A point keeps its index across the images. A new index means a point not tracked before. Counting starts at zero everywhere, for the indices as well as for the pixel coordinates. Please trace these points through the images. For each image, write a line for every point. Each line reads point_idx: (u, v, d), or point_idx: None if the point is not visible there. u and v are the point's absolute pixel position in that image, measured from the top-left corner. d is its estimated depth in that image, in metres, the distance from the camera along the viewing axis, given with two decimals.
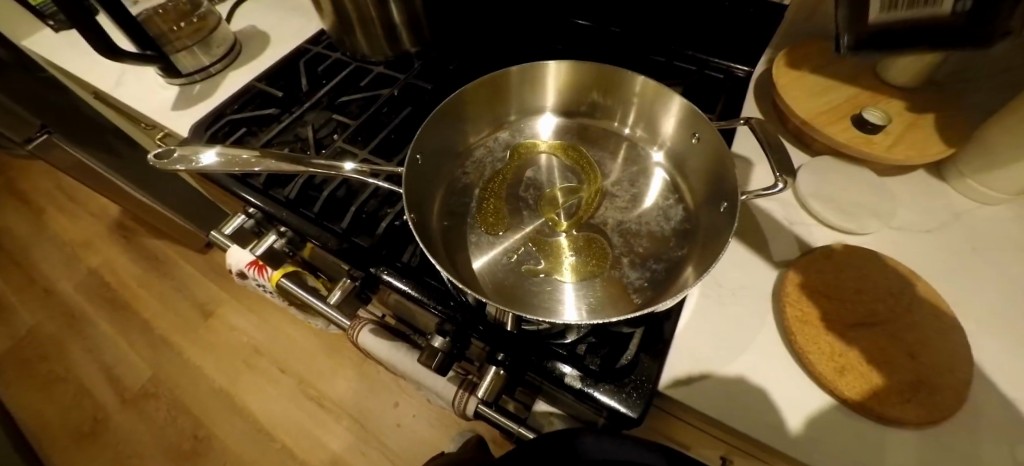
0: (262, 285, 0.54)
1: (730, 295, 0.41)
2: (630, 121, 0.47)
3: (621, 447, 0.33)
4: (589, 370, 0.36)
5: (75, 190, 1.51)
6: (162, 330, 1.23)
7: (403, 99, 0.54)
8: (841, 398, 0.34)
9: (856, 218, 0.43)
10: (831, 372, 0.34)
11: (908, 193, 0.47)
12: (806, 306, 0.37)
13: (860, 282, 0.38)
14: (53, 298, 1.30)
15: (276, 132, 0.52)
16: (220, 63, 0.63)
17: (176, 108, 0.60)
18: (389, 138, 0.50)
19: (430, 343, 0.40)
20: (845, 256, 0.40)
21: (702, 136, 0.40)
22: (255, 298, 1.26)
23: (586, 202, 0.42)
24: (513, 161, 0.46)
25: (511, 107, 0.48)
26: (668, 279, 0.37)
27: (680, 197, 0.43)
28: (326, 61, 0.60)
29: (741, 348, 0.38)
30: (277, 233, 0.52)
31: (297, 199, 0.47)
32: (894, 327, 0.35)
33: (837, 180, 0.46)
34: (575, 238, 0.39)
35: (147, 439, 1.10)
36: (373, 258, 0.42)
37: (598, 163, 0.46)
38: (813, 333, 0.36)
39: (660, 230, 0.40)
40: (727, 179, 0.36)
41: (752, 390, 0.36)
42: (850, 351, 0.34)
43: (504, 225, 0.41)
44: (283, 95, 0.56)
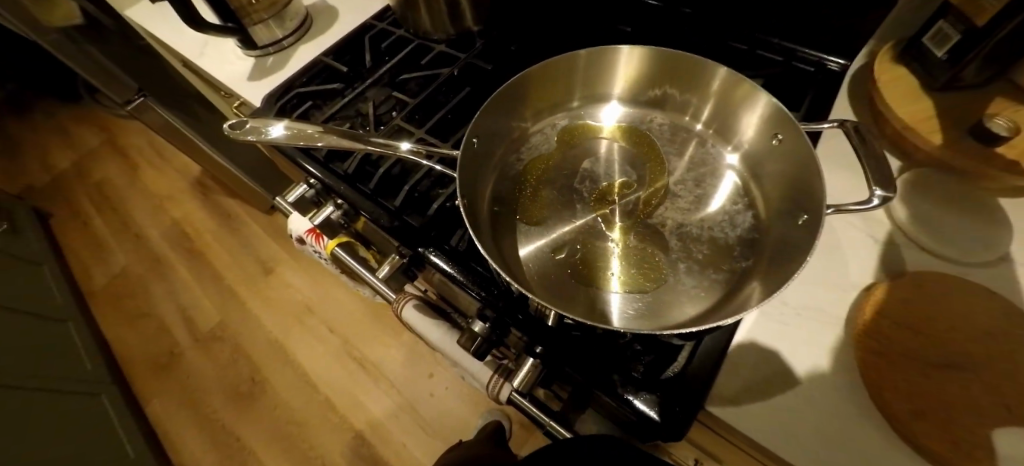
0: (318, 251, 0.57)
1: (796, 314, 0.37)
2: (701, 115, 0.44)
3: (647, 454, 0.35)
4: (631, 376, 0.34)
5: (164, 147, 1.66)
6: (229, 281, 1.35)
7: (462, 79, 0.54)
8: (916, 446, 0.30)
9: (958, 245, 0.38)
10: (906, 414, 0.30)
11: None
12: (885, 339, 0.33)
13: (957, 317, 0.33)
14: (143, 244, 1.46)
15: (339, 106, 0.53)
16: (292, 36, 0.66)
17: (252, 78, 0.64)
18: (446, 118, 0.49)
19: (470, 327, 0.41)
20: (941, 285, 0.35)
21: (785, 137, 0.36)
22: (310, 261, 1.33)
23: (645, 199, 0.40)
24: (570, 151, 0.44)
25: (574, 94, 0.46)
26: (729, 290, 0.34)
27: (749, 203, 0.39)
28: (389, 37, 0.60)
29: (803, 373, 0.35)
30: (334, 204, 0.54)
31: (355, 174, 0.48)
32: (990, 371, 0.31)
33: (941, 197, 0.40)
34: (628, 238, 0.38)
35: (212, 377, 1.22)
36: (422, 238, 0.43)
37: (660, 159, 0.43)
38: (890, 370, 0.32)
39: (723, 237, 0.37)
40: (811, 188, 0.33)
41: (811, 421, 0.33)
42: (932, 394, 0.31)
43: (555, 216, 0.40)
44: (347, 69, 0.57)
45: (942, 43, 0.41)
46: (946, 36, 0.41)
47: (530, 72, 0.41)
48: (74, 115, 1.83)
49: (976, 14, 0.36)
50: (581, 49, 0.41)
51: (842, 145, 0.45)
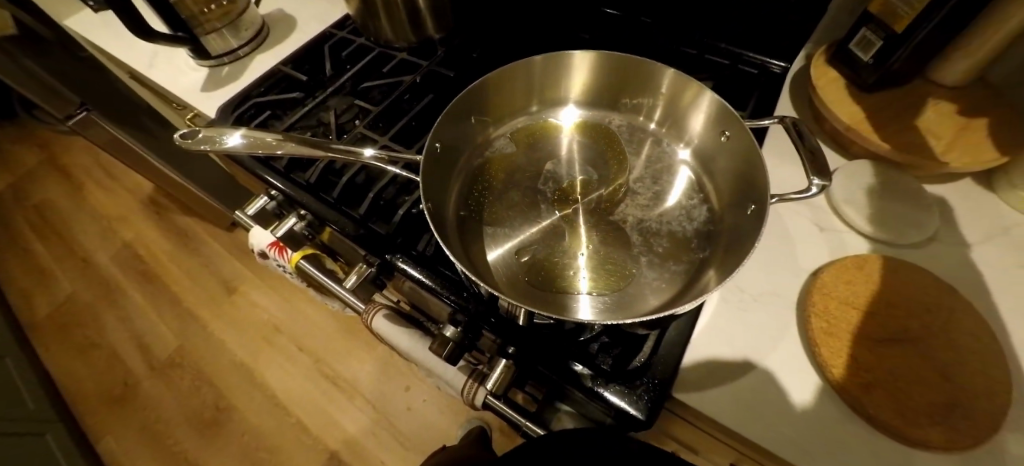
0: (282, 265, 0.56)
1: (751, 300, 0.39)
2: (656, 116, 0.45)
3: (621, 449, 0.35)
4: (601, 369, 0.35)
5: (112, 165, 1.57)
6: (188, 303, 1.28)
7: (425, 86, 0.53)
8: (865, 416, 0.32)
9: (891, 228, 0.41)
10: (855, 387, 0.33)
11: (956, 201, 0.44)
12: (833, 318, 0.36)
13: (893, 295, 0.36)
14: (91, 268, 1.37)
15: (299, 115, 0.52)
16: (248, 46, 0.64)
17: (205, 89, 0.62)
18: (410, 125, 0.49)
19: (442, 332, 0.40)
20: (878, 265, 0.38)
21: (732, 134, 0.38)
22: (276, 277, 1.29)
23: (606, 197, 0.41)
24: (533, 153, 0.45)
25: (533, 97, 0.47)
26: (688, 281, 0.35)
27: (704, 196, 0.41)
28: (349, 46, 0.59)
29: (762, 357, 0.36)
30: (297, 215, 0.52)
31: (317, 183, 0.47)
32: (926, 345, 0.34)
33: (876, 186, 0.43)
34: (591, 235, 0.39)
35: (172, 407, 1.15)
36: (389, 245, 0.42)
37: (620, 157, 0.44)
38: (839, 348, 0.34)
39: (681, 231, 0.39)
40: (757, 180, 0.35)
41: (772, 401, 0.35)
42: (877, 367, 0.33)
43: (520, 217, 0.40)
44: (307, 79, 0.56)
45: (867, 48, 0.45)
46: (870, 42, 0.44)
47: (491, 77, 0.41)
48: (8, 134, 1.70)
49: (894, 21, 0.41)
50: (538, 55, 0.42)
51: (787, 139, 0.48)
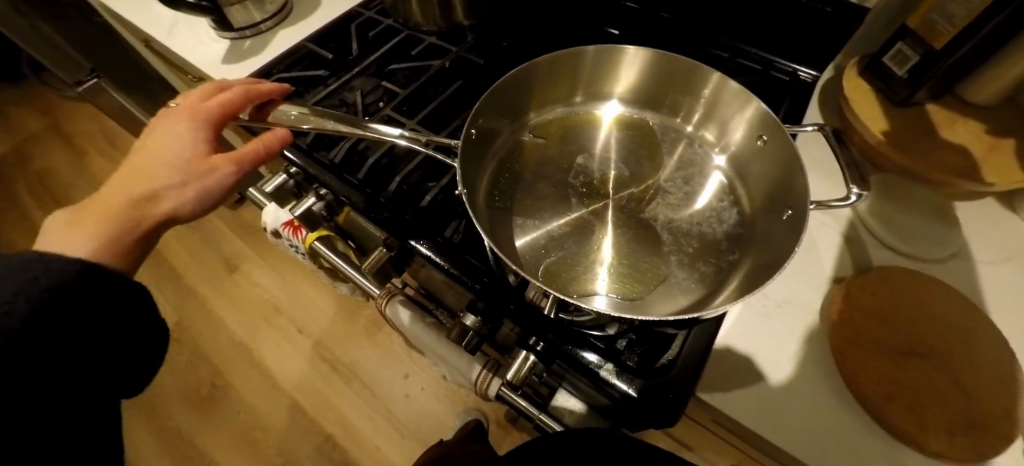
0: (295, 245, 0.56)
1: (775, 306, 0.39)
2: (692, 119, 0.45)
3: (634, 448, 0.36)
4: (627, 365, 0.35)
5: (116, 135, 1.55)
6: (189, 278, 1.27)
7: (453, 71, 0.52)
8: (888, 424, 0.33)
9: (916, 243, 0.41)
10: (877, 395, 0.33)
11: (978, 220, 0.45)
12: (856, 327, 0.36)
13: (916, 308, 0.36)
14: None
15: (323, 95, 0.51)
16: (271, 20, 0.63)
17: (226, 61, 0.61)
18: (436, 111, 0.48)
19: (462, 321, 0.40)
20: (902, 279, 0.38)
21: (768, 139, 0.38)
22: (279, 258, 1.28)
23: (638, 195, 0.41)
24: (566, 145, 0.45)
25: (576, 90, 0.47)
26: (716, 284, 0.35)
27: (736, 200, 0.41)
28: (378, 26, 0.58)
29: (785, 362, 0.37)
30: (316, 196, 0.51)
31: (342, 163, 0.46)
32: (947, 357, 0.34)
33: (902, 202, 0.44)
34: (623, 232, 0.38)
35: (168, 381, 1.14)
36: (414, 230, 0.42)
37: (652, 156, 0.44)
38: (862, 356, 0.34)
39: (711, 232, 0.39)
40: (795, 184, 0.35)
41: (795, 407, 0.35)
42: (899, 377, 0.33)
43: (551, 208, 0.40)
44: (332, 57, 0.55)
45: (903, 62, 0.45)
46: (907, 57, 0.44)
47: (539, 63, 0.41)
48: (11, 97, 1.67)
49: (933, 37, 0.41)
50: (587, 46, 0.41)
51: (817, 148, 0.48)
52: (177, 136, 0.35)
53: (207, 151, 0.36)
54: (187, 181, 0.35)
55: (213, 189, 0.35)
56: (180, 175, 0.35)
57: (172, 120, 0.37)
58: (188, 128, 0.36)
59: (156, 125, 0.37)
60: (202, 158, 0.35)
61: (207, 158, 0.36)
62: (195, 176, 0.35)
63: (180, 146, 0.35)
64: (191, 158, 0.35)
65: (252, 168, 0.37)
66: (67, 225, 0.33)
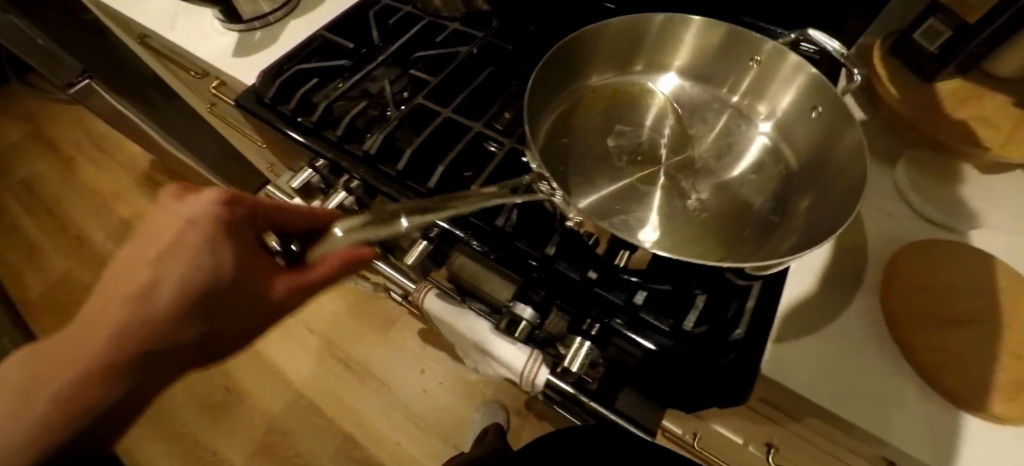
0: None
1: (823, 280, 0.41)
2: (740, 89, 0.46)
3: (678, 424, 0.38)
4: (689, 347, 0.35)
5: (103, 139, 1.49)
6: None
7: (482, 58, 0.51)
8: (943, 390, 0.33)
9: (951, 214, 0.43)
10: (932, 363, 0.34)
11: (1010, 192, 0.46)
12: (907, 299, 0.37)
13: (964, 279, 0.37)
14: (84, 246, 1.31)
15: (347, 87, 0.49)
16: (280, 11, 0.61)
17: (237, 54, 0.58)
18: (470, 98, 0.47)
19: (514, 311, 0.41)
20: (947, 251, 0.39)
21: (823, 108, 0.39)
22: None
23: (683, 161, 0.41)
24: (610, 118, 0.45)
25: (636, 58, 0.46)
26: (767, 249, 0.36)
27: (782, 164, 0.42)
28: (396, 14, 0.56)
29: (836, 334, 0.37)
30: (347, 189, 0.50)
31: (379, 154, 0.44)
32: (999, 325, 0.35)
33: (935, 176, 0.45)
34: (676, 195, 0.39)
35: (177, 388, 1.12)
36: (464, 222, 0.42)
37: (699, 126, 0.45)
38: (913, 326, 0.35)
39: (753, 198, 0.40)
40: (845, 144, 0.36)
41: (853, 378, 0.35)
42: (952, 344, 0.34)
43: (602, 173, 0.40)
44: (354, 46, 0.53)
45: (934, 38, 0.46)
46: (938, 32, 0.46)
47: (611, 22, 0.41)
48: None
49: None
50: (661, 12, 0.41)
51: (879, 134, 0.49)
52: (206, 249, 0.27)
53: (249, 267, 0.28)
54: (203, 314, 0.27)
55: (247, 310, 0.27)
56: (190, 310, 0.26)
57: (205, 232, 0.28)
58: (223, 249, 0.27)
59: (179, 213, 0.29)
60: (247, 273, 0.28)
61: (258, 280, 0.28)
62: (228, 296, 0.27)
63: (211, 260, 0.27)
64: (222, 283, 0.27)
65: (300, 300, 0.29)
66: (42, 358, 0.25)
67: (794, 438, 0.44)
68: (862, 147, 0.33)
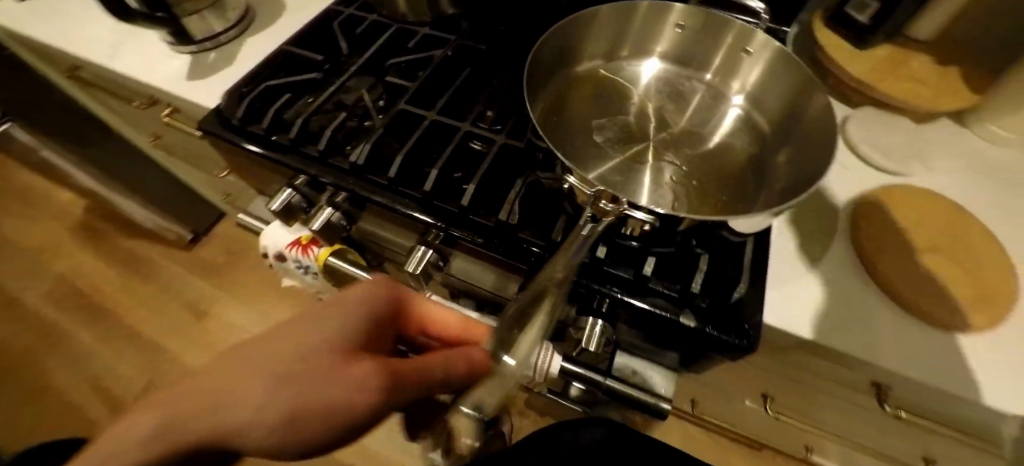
0: (303, 265, 0.56)
1: (806, 232, 0.44)
2: (710, 69, 0.51)
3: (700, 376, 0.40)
4: (700, 309, 0.37)
5: (24, 191, 1.35)
6: (150, 334, 1.14)
7: (457, 60, 0.52)
8: (920, 313, 0.37)
9: (895, 158, 0.48)
10: (910, 289, 0.37)
11: (941, 139, 0.52)
12: (879, 237, 0.41)
13: (920, 216, 0.42)
14: (17, 311, 1.17)
15: (323, 100, 0.48)
16: (234, 29, 0.58)
17: (191, 77, 0.54)
18: (453, 99, 0.48)
19: None
20: (901, 194, 0.44)
21: (785, 77, 0.44)
22: (254, 293, 1.19)
23: (669, 135, 0.46)
24: (599, 101, 0.49)
25: (626, 45, 0.51)
26: (749, 203, 0.40)
27: (756, 129, 0.47)
28: (363, 23, 0.56)
29: (824, 278, 0.40)
30: (332, 205, 0.49)
31: (368, 164, 0.43)
32: (954, 251, 0.40)
33: (881, 129, 0.51)
34: (668, 163, 0.43)
35: None
36: (462, 220, 0.41)
37: (678, 105, 0.49)
38: (890, 259, 0.39)
39: (731, 164, 0.44)
40: (811, 107, 0.41)
41: (848, 316, 0.38)
42: (923, 271, 0.38)
43: (601, 148, 0.44)
44: (322, 59, 0.52)
45: (862, 9, 0.50)
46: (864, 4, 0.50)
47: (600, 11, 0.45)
48: None
49: None
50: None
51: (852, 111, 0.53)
52: (353, 321, 0.30)
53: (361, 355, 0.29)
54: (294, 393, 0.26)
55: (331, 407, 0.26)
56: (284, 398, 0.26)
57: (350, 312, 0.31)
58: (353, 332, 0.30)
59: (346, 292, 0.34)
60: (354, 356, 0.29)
61: (362, 379, 0.27)
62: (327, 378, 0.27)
63: (347, 332, 0.29)
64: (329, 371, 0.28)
65: (382, 399, 0.28)
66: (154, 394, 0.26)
67: (794, 384, 0.48)
68: (825, 109, 0.38)
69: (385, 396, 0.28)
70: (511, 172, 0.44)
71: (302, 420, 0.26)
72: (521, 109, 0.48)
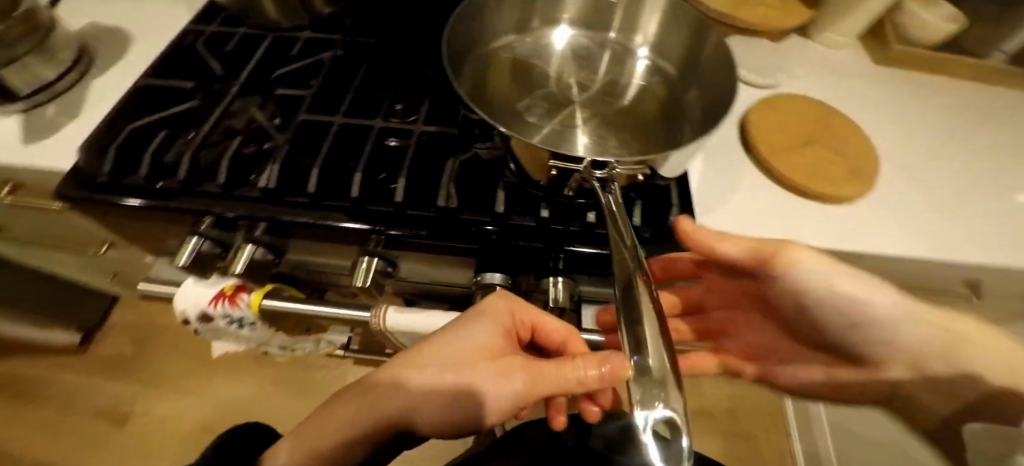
0: (234, 319, 0.50)
1: (713, 150, 0.49)
2: (613, 26, 0.54)
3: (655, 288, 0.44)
4: (646, 240, 0.39)
5: None
6: (60, 459, 0.96)
7: (350, 59, 0.50)
8: (813, 196, 0.44)
9: (767, 74, 0.55)
10: (804, 179, 0.44)
11: (797, 51, 0.60)
12: (769, 141, 0.47)
13: (796, 120, 0.50)
14: None
15: (208, 127, 0.43)
16: (72, 74, 0.49)
17: (28, 138, 0.44)
18: (357, 99, 0.46)
19: (486, 280, 0.41)
20: (779, 103, 0.52)
21: (677, 21, 0.49)
22: (183, 374, 1.05)
23: (591, 94, 0.49)
24: (519, 75, 0.50)
25: (534, 17, 0.54)
26: (669, 138, 0.44)
27: (662, 73, 0.51)
28: (231, 38, 0.52)
29: (737, 185, 0.46)
30: (250, 241, 0.44)
31: (281, 185, 0.39)
32: (825, 141, 0.48)
33: (750, 54, 0.58)
34: (593, 118, 0.47)
35: None
36: (402, 217, 0.39)
37: (589, 66, 0.52)
38: (784, 158, 0.46)
39: (644, 108, 0.48)
40: (704, 43, 0.46)
41: (764, 211, 0.44)
42: (808, 163, 0.46)
43: (534, 116, 0.46)
44: (194, 85, 0.47)
45: None
46: None
47: None
48: None
49: None
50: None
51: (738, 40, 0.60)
52: (489, 332, 0.34)
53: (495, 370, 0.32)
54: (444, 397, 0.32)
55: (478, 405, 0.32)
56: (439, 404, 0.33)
57: (477, 327, 0.34)
58: (482, 341, 0.33)
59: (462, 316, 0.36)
60: (489, 360, 0.33)
61: (505, 380, 0.32)
62: (469, 382, 0.32)
63: (479, 342, 0.33)
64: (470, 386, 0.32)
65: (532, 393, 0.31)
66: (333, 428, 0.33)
67: None
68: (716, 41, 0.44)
69: (525, 395, 0.31)
70: (435, 158, 0.43)
71: (461, 413, 0.33)
72: (451, 101, 0.48)
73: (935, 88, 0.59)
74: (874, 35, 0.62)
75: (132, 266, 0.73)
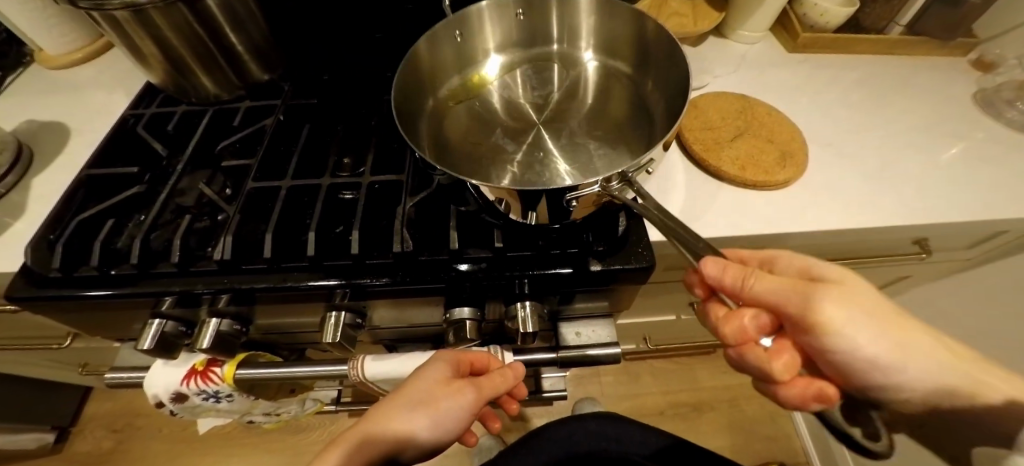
0: (209, 394, 0.50)
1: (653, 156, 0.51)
2: (552, 39, 0.57)
3: (619, 291, 0.46)
4: (602, 253, 0.41)
5: None
6: None
7: (293, 121, 0.52)
8: (754, 185, 0.47)
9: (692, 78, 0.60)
10: (742, 171, 0.47)
11: (716, 51, 0.65)
12: (705, 142, 0.50)
13: (726, 115, 0.54)
14: None
15: (156, 209, 0.43)
16: (12, 173, 0.48)
17: None
18: (304, 161, 0.47)
19: (457, 317, 0.44)
20: (706, 101, 0.55)
21: (609, 20, 0.53)
22: (175, 454, 1.01)
23: (557, 103, 0.52)
24: (472, 108, 0.53)
25: (476, 50, 0.56)
26: (635, 139, 0.47)
27: (604, 58, 0.56)
28: (172, 117, 0.53)
29: (680, 186, 0.48)
30: (217, 314, 0.45)
31: (237, 255, 0.39)
32: (754, 131, 0.52)
33: None
34: (560, 137, 0.48)
35: None
36: (363, 266, 0.40)
37: (543, 81, 0.55)
38: (718, 153, 0.49)
39: (599, 106, 0.51)
40: (638, 35, 0.51)
41: (708, 208, 0.46)
42: (743, 156, 0.49)
43: (495, 146, 0.48)
44: (139, 170, 0.47)
45: None
46: None
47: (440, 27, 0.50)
48: None
49: None
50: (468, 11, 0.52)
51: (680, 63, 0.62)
52: (442, 367, 0.39)
53: (454, 385, 0.39)
54: (431, 429, 0.36)
55: (451, 421, 0.38)
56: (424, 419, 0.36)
57: (432, 366, 0.39)
58: (442, 371, 0.39)
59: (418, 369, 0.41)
60: (447, 389, 0.38)
61: (458, 395, 0.38)
62: (444, 409, 0.37)
63: (429, 380, 0.38)
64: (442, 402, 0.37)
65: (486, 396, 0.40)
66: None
67: None
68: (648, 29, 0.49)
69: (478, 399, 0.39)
70: (387, 208, 0.44)
71: (440, 437, 0.38)
72: (396, 148, 0.49)
73: (840, 65, 0.64)
74: (782, 26, 0.67)
75: (104, 353, 0.71)
